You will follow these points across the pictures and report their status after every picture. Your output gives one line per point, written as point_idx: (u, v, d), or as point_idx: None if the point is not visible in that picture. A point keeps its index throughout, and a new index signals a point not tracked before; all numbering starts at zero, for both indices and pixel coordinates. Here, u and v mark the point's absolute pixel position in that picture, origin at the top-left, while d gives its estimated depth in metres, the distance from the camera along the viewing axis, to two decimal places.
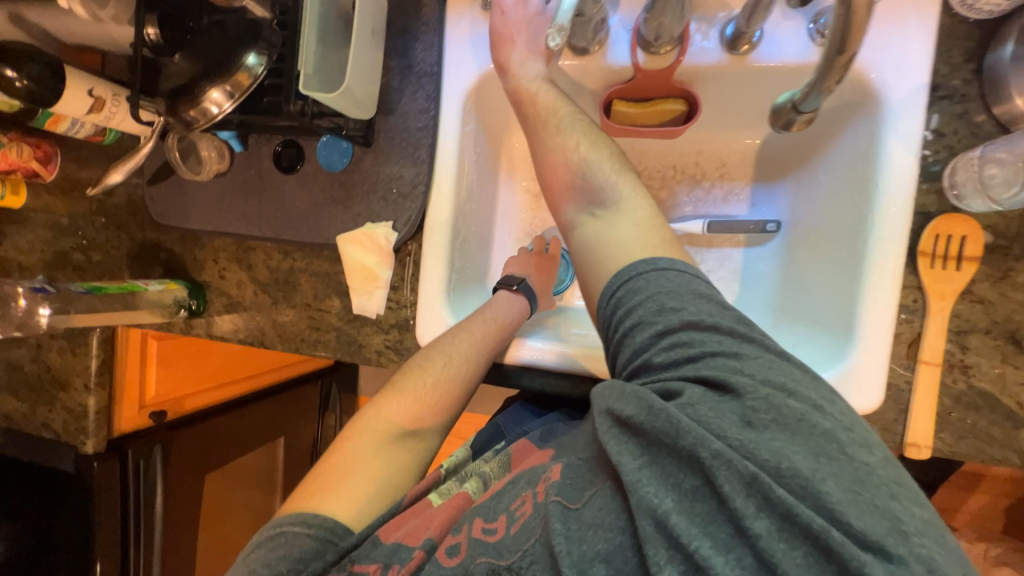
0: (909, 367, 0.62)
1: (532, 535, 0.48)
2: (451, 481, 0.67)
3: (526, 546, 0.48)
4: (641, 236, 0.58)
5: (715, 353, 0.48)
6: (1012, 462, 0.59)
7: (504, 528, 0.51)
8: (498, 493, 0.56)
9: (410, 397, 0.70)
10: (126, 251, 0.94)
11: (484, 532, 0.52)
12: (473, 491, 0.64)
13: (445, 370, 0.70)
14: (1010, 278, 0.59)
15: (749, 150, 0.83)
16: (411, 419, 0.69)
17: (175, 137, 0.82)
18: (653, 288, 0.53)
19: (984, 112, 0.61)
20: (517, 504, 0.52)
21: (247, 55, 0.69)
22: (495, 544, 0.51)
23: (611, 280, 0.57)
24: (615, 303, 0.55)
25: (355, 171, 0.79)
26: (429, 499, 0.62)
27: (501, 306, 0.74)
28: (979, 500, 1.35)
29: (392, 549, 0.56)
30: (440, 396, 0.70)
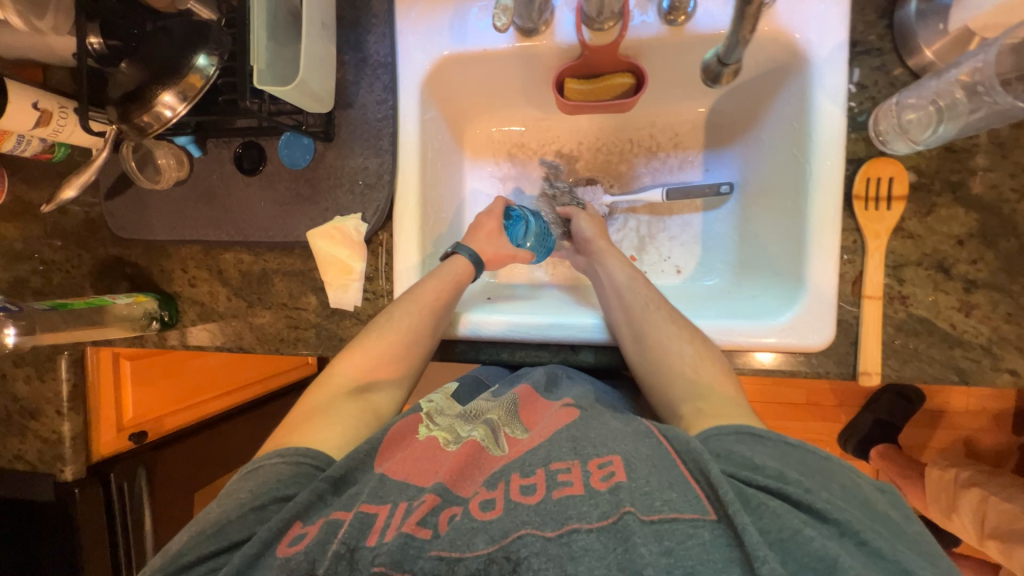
0: (856, 303, 0.67)
1: (585, 522, 0.50)
2: (455, 426, 0.69)
3: (572, 516, 0.50)
4: (701, 373, 0.66)
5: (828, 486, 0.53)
6: (952, 379, 0.65)
7: (545, 491, 0.53)
8: (532, 450, 0.59)
9: (362, 349, 0.72)
10: (89, 269, 0.91)
11: (523, 491, 0.54)
12: (483, 438, 0.65)
13: (397, 319, 0.73)
14: (935, 212, 0.65)
15: (699, 119, 0.89)
16: (369, 370, 0.71)
17: (128, 147, 0.79)
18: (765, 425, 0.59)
19: (899, 65, 0.66)
20: (561, 472, 0.55)
21: (197, 56, 0.68)
22: (535, 509, 0.52)
23: (704, 431, 0.60)
24: (722, 430, 0.59)
25: (319, 167, 0.80)
26: (444, 443, 0.64)
27: (463, 271, 0.78)
28: (942, 433, 1.47)
29: (401, 487, 0.58)
30: (393, 343, 0.72)
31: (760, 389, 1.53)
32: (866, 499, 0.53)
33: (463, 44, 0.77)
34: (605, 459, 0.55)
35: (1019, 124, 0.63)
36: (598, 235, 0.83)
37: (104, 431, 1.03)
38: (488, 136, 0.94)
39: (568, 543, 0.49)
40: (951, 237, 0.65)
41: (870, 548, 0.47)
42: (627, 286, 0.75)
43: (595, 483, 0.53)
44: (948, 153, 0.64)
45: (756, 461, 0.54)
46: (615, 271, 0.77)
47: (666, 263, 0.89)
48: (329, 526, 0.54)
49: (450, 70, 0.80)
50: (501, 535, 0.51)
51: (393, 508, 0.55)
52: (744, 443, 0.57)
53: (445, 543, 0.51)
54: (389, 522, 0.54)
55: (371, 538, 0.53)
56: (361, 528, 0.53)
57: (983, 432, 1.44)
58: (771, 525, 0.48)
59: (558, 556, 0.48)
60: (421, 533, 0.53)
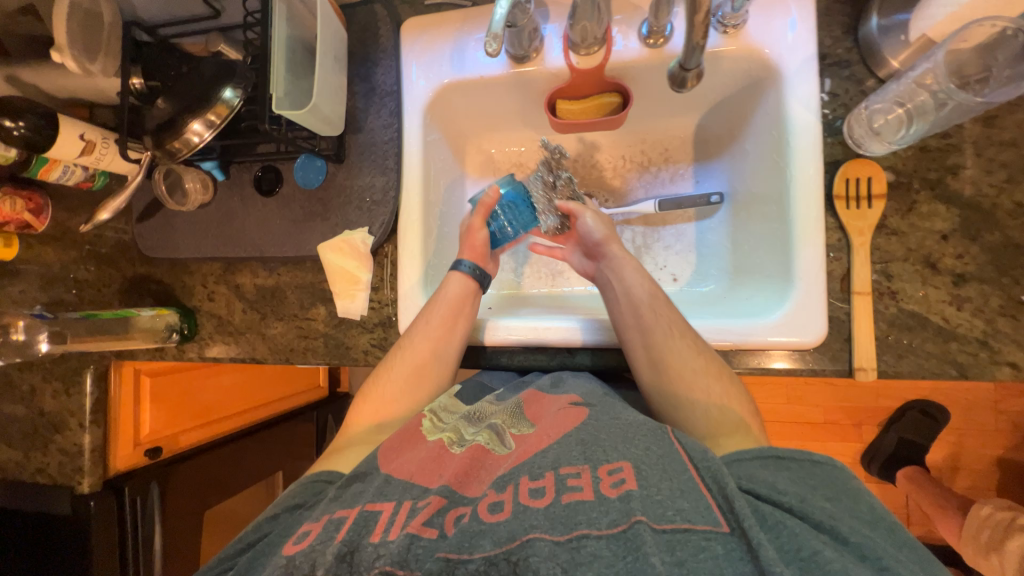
0: (845, 299, 0.69)
1: (595, 528, 0.50)
2: (460, 427, 0.71)
3: (581, 522, 0.51)
4: (704, 373, 0.68)
5: (855, 512, 0.52)
6: (950, 374, 0.65)
7: (554, 495, 0.54)
8: (541, 452, 0.60)
9: (384, 380, 0.79)
10: (120, 288, 0.99)
11: (533, 494, 0.55)
12: (487, 441, 0.67)
13: (406, 346, 0.78)
14: (915, 208, 0.67)
15: (687, 134, 0.93)
16: (393, 397, 0.78)
17: (160, 173, 0.86)
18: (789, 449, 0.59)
19: (869, 75, 0.71)
20: (571, 477, 0.56)
21: (224, 90, 0.76)
22: (544, 513, 0.52)
23: (738, 452, 0.60)
24: (752, 454, 0.59)
25: (331, 186, 0.87)
26: (448, 445, 0.66)
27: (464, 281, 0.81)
28: (968, 452, 1.41)
29: (404, 486, 0.60)
30: (409, 371, 0.78)
31: (774, 406, 1.50)
32: (894, 535, 0.51)
33: (461, 72, 0.84)
34: (616, 466, 0.56)
35: (989, 124, 0.66)
36: (610, 236, 0.81)
37: (122, 444, 1.07)
38: (488, 157, 1.00)
39: (578, 547, 0.49)
40: (935, 233, 0.66)
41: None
42: (648, 299, 0.74)
43: (605, 490, 0.53)
44: (923, 153, 0.67)
45: (777, 484, 0.54)
46: (634, 284, 0.75)
47: (662, 272, 0.92)
48: (333, 523, 0.57)
49: (450, 96, 0.87)
50: (508, 538, 0.51)
51: (398, 505, 0.58)
52: (770, 469, 0.56)
53: (452, 545, 0.52)
54: (392, 520, 0.56)
55: (375, 535, 0.55)
56: (364, 526, 0.56)
57: (1011, 449, 1.38)
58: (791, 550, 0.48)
59: (567, 560, 0.48)
60: (427, 533, 0.54)
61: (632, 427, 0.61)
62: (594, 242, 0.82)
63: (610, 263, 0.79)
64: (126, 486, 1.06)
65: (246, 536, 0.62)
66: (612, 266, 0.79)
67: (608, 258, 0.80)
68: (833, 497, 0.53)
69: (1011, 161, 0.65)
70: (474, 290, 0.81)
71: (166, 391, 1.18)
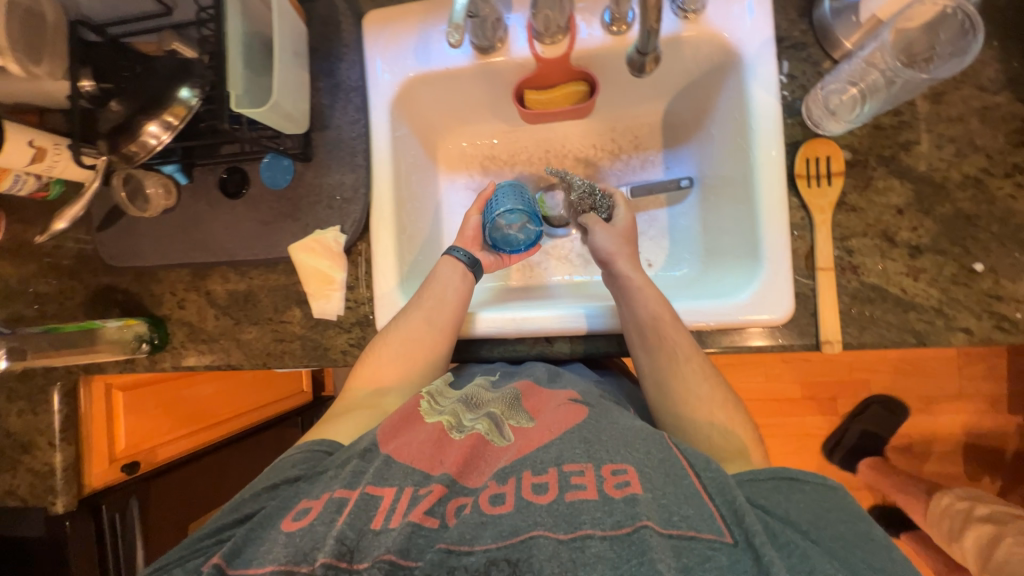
0: (811, 275, 0.71)
1: (599, 528, 0.51)
2: (459, 412, 0.69)
3: (585, 521, 0.52)
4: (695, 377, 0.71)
5: (853, 534, 0.54)
6: (910, 342, 0.68)
7: (556, 492, 0.55)
8: (544, 447, 0.60)
9: (381, 354, 0.78)
10: (81, 300, 0.94)
11: (536, 490, 0.55)
12: (486, 431, 0.65)
13: (403, 322, 0.79)
14: (873, 184, 0.70)
15: (655, 121, 0.95)
16: (389, 371, 0.77)
17: (119, 178, 0.82)
18: (803, 471, 0.60)
19: (825, 56, 0.73)
20: (575, 474, 0.56)
21: (180, 90, 0.74)
22: (548, 509, 0.53)
23: (755, 471, 0.61)
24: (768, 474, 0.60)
25: (299, 186, 0.85)
26: (448, 430, 0.65)
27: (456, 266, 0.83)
28: (937, 419, 1.48)
29: (405, 471, 0.60)
30: (408, 346, 0.77)
31: (753, 384, 1.54)
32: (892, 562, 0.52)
33: (427, 65, 0.83)
34: (622, 467, 0.56)
35: (938, 100, 0.68)
36: (617, 253, 0.78)
37: (96, 462, 1.03)
38: (460, 151, 1.00)
39: (582, 547, 0.50)
40: (891, 207, 0.69)
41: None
42: (651, 323, 0.73)
43: (608, 490, 0.54)
44: (877, 130, 0.69)
45: (790, 512, 0.56)
46: (642, 305, 0.74)
47: (637, 258, 0.93)
48: (334, 503, 0.57)
49: (417, 89, 0.86)
50: (512, 532, 0.52)
51: (399, 492, 0.57)
52: (780, 491, 0.58)
53: (454, 536, 0.53)
54: (394, 507, 0.56)
55: (376, 522, 0.55)
56: (364, 511, 0.55)
57: (974, 413, 1.46)
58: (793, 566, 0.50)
59: (571, 559, 0.49)
60: (428, 523, 0.54)
61: (634, 432, 0.61)
62: (603, 259, 0.79)
63: (617, 278, 0.77)
64: (103, 504, 1.03)
65: (243, 506, 0.61)
66: (619, 285, 0.77)
67: (617, 274, 0.78)
68: (834, 520, 0.55)
69: (959, 135, 0.68)
70: (462, 271, 0.82)
71: (141, 404, 1.14)
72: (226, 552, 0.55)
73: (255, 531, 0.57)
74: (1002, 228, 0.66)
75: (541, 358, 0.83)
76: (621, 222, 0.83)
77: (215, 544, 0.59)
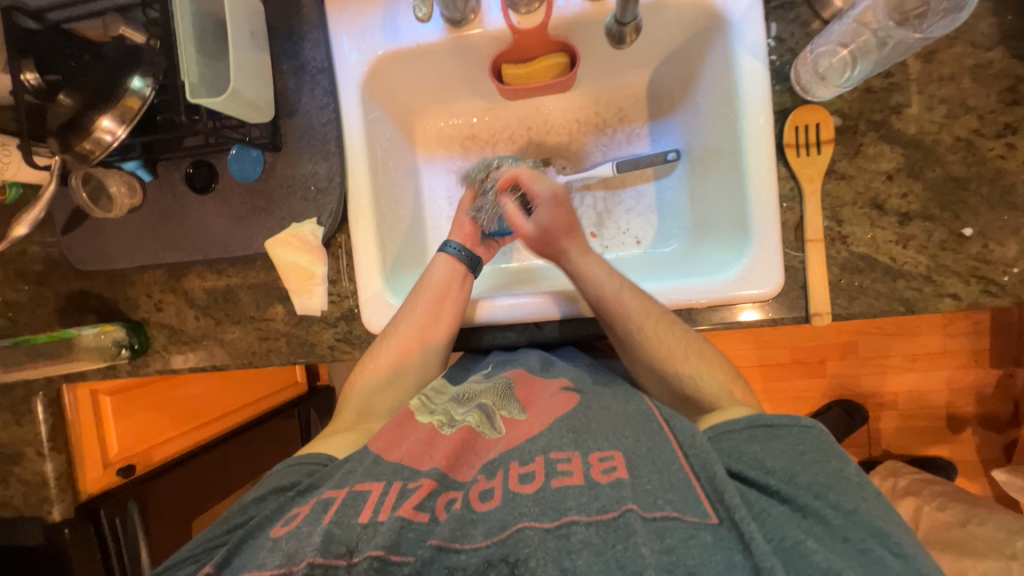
0: (800, 248, 0.70)
1: (584, 514, 0.51)
2: (449, 409, 0.70)
3: (571, 507, 0.52)
4: (684, 348, 0.70)
5: (832, 476, 0.55)
6: (898, 310, 0.68)
7: (543, 479, 0.55)
8: (531, 439, 0.61)
9: (378, 360, 0.78)
10: (54, 306, 0.91)
11: (523, 479, 0.56)
12: (477, 423, 0.66)
13: (399, 328, 0.78)
14: (862, 151, 0.68)
15: (640, 91, 0.91)
16: (387, 377, 0.78)
17: (78, 178, 0.78)
18: (779, 415, 0.61)
19: (815, 16, 0.69)
20: (561, 461, 0.57)
21: (132, 80, 0.69)
22: (534, 499, 0.53)
23: (733, 423, 0.62)
24: (745, 425, 0.61)
25: (271, 177, 0.81)
26: (437, 426, 0.65)
27: (449, 265, 0.82)
28: (923, 376, 1.52)
29: (394, 468, 0.60)
30: (405, 352, 0.78)
31: (745, 352, 1.56)
32: (870, 504, 0.52)
33: (397, 41, 0.78)
34: (608, 455, 0.57)
35: (929, 60, 0.66)
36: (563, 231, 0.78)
37: (91, 466, 1.03)
38: (438, 131, 0.95)
39: (568, 535, 0.50)
40: (881, 174, 0.67)
41: (853, 544, 0.49)
42: (597, 301, 0.73)
43: (595, 475, 0.55)
44: (868, 94, 0.67)
45: (766, 461, 0.56)
46: (588, 283, 0.75)
47: (626, 236, 0.91)
48: (320, 504, 0.57)
49: (388, 68, 0.81)
50: (500, 528, 0.52)
51: (387, 486, 0.58)
52: (757, 440, 0.59)
53: (445, 533, 0.52)
54: (382, 500, 0.56)
55: (364, 515, 0.55)
56: (353, 507, 0.56)
57: (958, 368, 1.50)
58: (773, 532, 0.50)
59: (557, 548, 0.49)
60: (419, 518, 0.54)
61: (624, 419, 0.63)
62: (543, 250, 0.80)
63: (563, 263, 0.78)
64: (100, 509, 1.01)
65: (231, 519, 0.62)
66: (566, 269, 0.77)
67: (562, 259, 0.78)
68: (808, 462, 0.56)
69: (951, 96, 0.66)
70: (463, 274, 0.82)
71: (130, 407, 1.13)
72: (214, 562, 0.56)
73: (246, 538, 0.58)
74: (993, 191, 0.65)
75: (533, 343, 0.83)
76: (545, 206, 0.79)
77: (205, 556, 0.59)
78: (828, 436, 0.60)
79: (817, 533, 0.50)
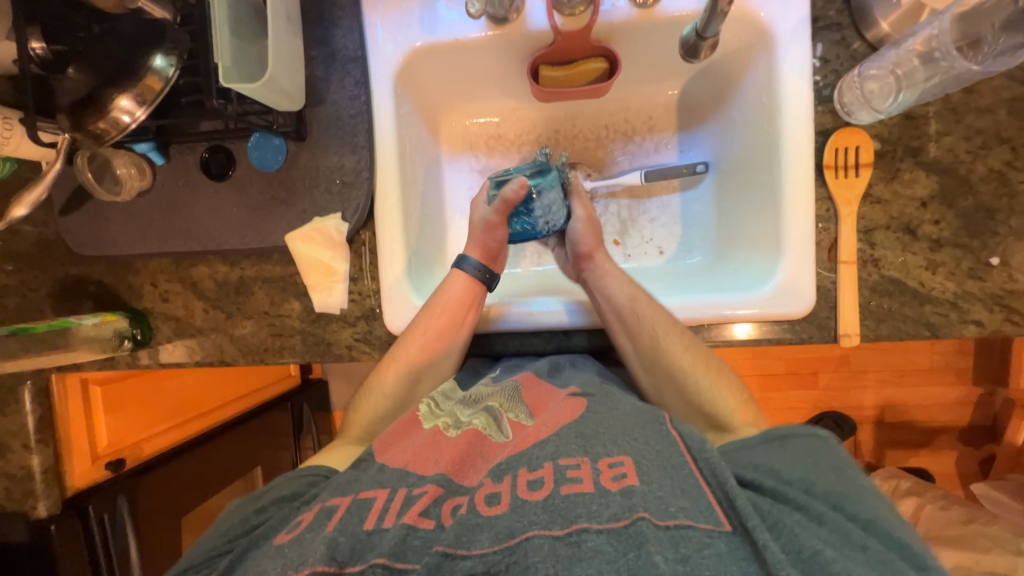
0: (832, 269, 0.71)
1: (595, 522, 0.48)
2: (456, 411, 0.68)
3: (581, 515, 0.49)
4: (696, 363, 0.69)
5: (852, 489, 0.54)
6: (924, 334, 0.69)
7: (552, 486, 0.52)
8: (539, 444, 0.57)
9: (386, 378, 0.75)
10: (48, 291, 0.85)
11: (531, 485, 0.53)
12: (484, 425, 0.64)
13: (408, 347, 0.75)
14: (898, 176, 0.69)
15: (670, 101, 0.90)
16: (395, 396, 0.76)
17: (83, 158, 0.73)
18: (792, 427, 0.60)
19: (858, 39, 0.70)
20: (570, 468, 0.54)
21: (152, 57, 0.66)
22: (543, 506, 0.50)
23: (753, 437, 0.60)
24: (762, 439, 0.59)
25: (293, 168, 0.77)
26: (444, 428, 0.64)
27: (459, 283, 0.77)
28: (911, 392, 1.56)
29: (400, 474, 0.58)
30: (413, 370, 0.75)
31: (744, 363, 1.58)
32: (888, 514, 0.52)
33: (434, 35, 0.76)
34: (617, 459, 0.54)
35: (969, 90, 0.67)
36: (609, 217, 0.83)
37: (79, 460, 0.98)
38: (464, 128, 0.93)
39: (579, 542, 0.47)
40: (915, 200, 0.69)
41: (873, 553, 0.48)
42: (626, 308, 0.72)
43: (606, 483, 0.51)
44: (907, 120, 0.68)
45: (783, 471, 0.55)
46: (615, 289, 0.74)
47: (649, 245, 0.90)
48: (324, 512, 0.55)
49: (422, 61, 0.79)
50: (508, 534, 0.49)
51: (392, 492, 0.56)
52: (770, 453, 0.58)
53: (450, 538, 0.50)
54: (387, 507, 0.54)
55: (369, 522, 0.53)
56: (357, 514, 0.54)
57: (944, 384, 1.55)
58: (789, 545, 0.48)
59: (567, 556, 0.46)
60: (424, 524, 0.52)
61: (631, 420, 0.59)
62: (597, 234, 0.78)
63: (594, 261, 0.77)
64: (88, 504, 0.97)
65: (231, 531, 0.59)
66: (596, 266, 0.76)
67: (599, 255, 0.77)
68: (824, 473, 0.55)
69: (986, 127, 0.67)
70: (479, 296, 0.77)
71: (124, 398, 1.08)
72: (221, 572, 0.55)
73: (250, 548, 0.57)
74: (1021, 222, 0.67)
75: (558, 351, 0.82)
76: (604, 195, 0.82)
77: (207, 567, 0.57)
78: (841, 450, 0.59)
79: (836, 542, 0.49)
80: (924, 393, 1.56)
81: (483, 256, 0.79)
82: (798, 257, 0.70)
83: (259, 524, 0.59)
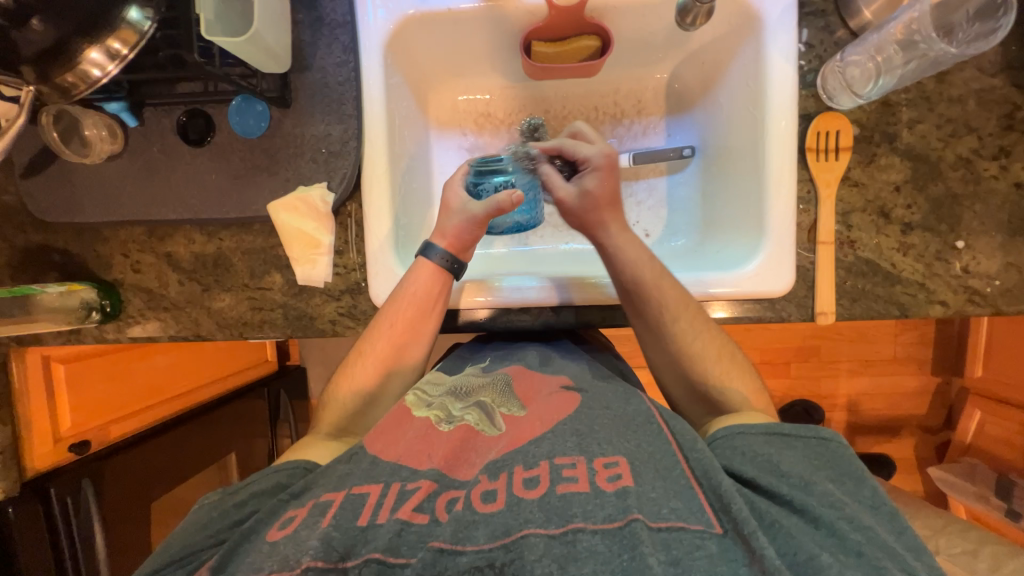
0: (812, 249, 0.73)
1: (590, 522, 0.47)
2: (447, 404, 0.66)
3: (576, 514, 0.48)
4: (685, 347, 0.70)
5: (851, 494, 0.54)
6: (894, 314, 0.72)
7: (547, 485, 0.51)
8: (535, 442, 0.56)
9: (358, 368, 0.75)
10: (7, 260, 0.80)
11: (526, 483, 0.51)
12: (477, 422, 0.62)
13: (379, 335, 0.74)
14: (875, 161, 0.72)
15: (659, 85, 0.91)
16: (369, 385, 0.74)
17: (48, 115, 0.71)
18: (794, 425, 0.60)
19: (842, 25, 0.72)
20: (566, 467, 0.52)
21: (128, 9, 0.62)
22: (539, 504, 0.49)
23: (748, 424, 0.61)
24: (762, 435, 0.59)
25: (276, 135, 0.75)
26: (435, 423, 0.61)
27: (422, 274, 0.74)
28: (876, 381, 1.64)
29: (392, 468, 0.56)
30: (385, 359, 0.74)
31: None
32: (886, 514, 0.52)
33: (427, 3, 0.76)
34: (611, 460, 0.53)
35: (942, 80, 0.70)
36: (609, 166, 0.74)
37: (38, 441, 0.93)
38: (452, 104, 0.92)
39: (573, 542, 0.46)
40: (890, 184, 0.72)
41: (868, 560, 0.47)
42: (629, 295, 0.71)
43: (600, 483, 0.50)
44: (885, 106, 0.71)
45: (781, 465, 0.55)
46: (623, 272, 0.72)
47: (635, 228, 0.91)
48: (319, 506, 0.53)
49: (413, 31, 0.78)
50: (504, 531, 0.47)
51: (386, 487, 0.53)
52: (773, 445, 0.58)
53: (446, 534, 0.48)
54: (381, 502, 0.52)
55: (363, 517, 0.50)
56: (351, 509, 0.51)
57: (906, 374, 1.63)
58: (784, 547, 0.48)
59: (564, 555, 0.45)
60: (418, 519, 0.50)
61: (626, 423, 0.59)
62: (578, 218, 0.75)
63: (599, 237, 0.74)
64: (50, 488, 0.93)
65: (216, 525, 0.57)
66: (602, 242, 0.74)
67: (600, 232, 0.74)
68: (822, 474, 0.55)
69: (956, 116, 0.70)
70: (445, 281, 0.75)
71: (91, 376, 1.03)
72: (211, 565, 0.52)
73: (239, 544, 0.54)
74: (984, 208, 0.71)
75: (547, 328, 0.82)
76: (596, 172, 0.74)
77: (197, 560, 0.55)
78: (845, 447, 0.59)
79: (831, 548, 0.48)
80: (888, 382, 1.64)
81: (452, 245, 0.75)
82: (777, 242, 0.72)
83: (243, 519, 0.57)
